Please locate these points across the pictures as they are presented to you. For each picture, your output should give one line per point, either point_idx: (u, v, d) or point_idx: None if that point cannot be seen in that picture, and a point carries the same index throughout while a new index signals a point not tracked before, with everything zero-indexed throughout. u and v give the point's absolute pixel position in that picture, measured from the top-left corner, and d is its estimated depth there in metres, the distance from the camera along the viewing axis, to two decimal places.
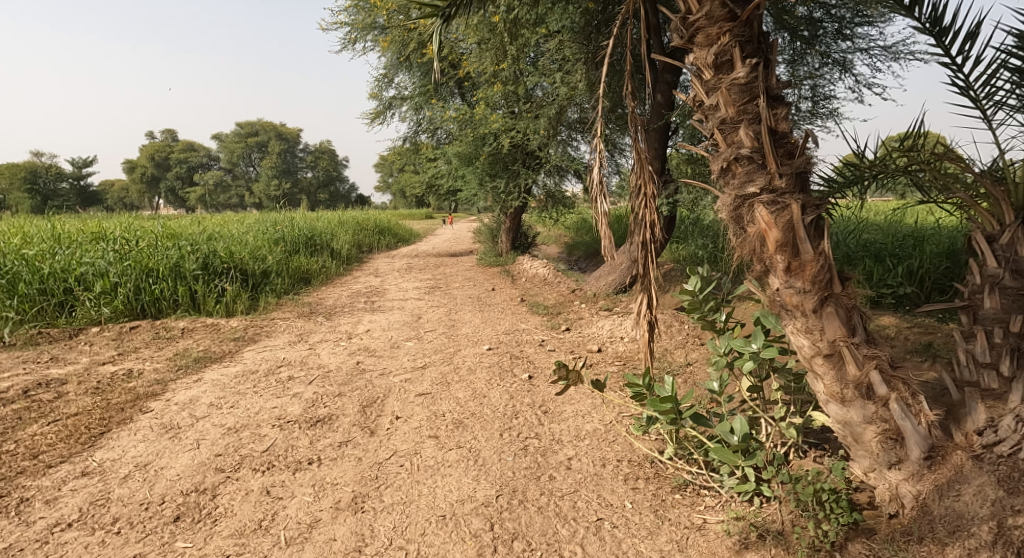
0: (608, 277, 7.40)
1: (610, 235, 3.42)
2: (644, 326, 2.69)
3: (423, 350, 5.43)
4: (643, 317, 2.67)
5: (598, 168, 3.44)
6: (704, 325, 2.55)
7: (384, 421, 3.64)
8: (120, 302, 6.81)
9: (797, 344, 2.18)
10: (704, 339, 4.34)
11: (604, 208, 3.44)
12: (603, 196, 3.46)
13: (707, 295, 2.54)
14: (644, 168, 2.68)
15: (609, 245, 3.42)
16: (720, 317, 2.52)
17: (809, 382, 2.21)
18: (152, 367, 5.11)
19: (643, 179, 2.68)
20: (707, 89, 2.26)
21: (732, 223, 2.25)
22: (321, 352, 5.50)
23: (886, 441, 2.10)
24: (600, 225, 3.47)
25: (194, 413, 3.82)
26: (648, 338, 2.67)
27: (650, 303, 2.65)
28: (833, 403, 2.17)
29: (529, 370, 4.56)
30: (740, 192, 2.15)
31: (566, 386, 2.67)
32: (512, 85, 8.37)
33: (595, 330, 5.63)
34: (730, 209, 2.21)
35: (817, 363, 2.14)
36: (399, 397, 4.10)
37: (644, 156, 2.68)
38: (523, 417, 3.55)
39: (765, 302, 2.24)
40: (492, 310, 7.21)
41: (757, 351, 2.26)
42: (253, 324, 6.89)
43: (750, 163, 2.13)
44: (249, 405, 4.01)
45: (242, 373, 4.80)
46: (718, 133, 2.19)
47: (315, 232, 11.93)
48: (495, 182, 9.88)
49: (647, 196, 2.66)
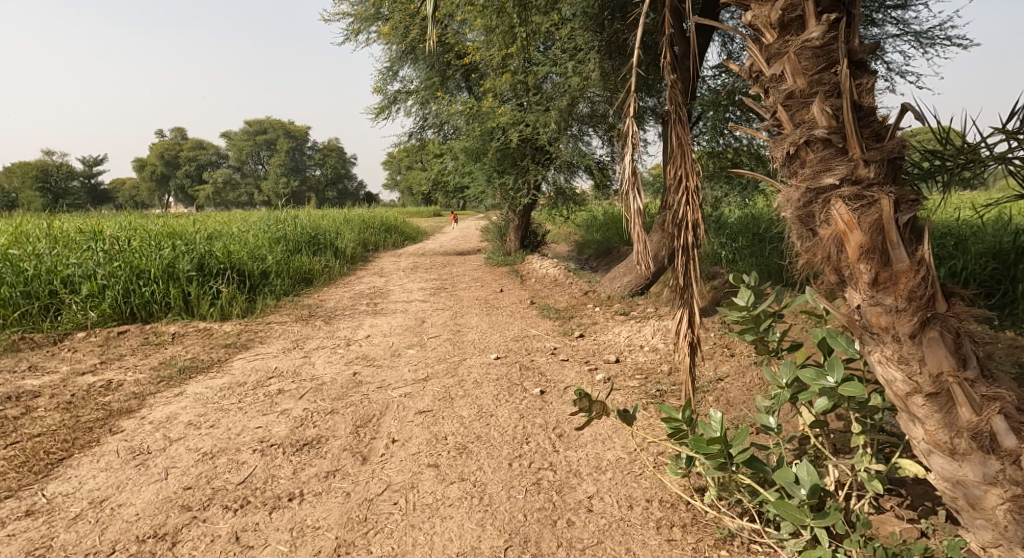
0: (622, 278, 6.98)
1: (642, 236, 2.96)
2: (685, 349, 2.24)
3: (425, 358, 5.03)
4: (683, 337, 2.22)
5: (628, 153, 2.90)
6: (757, 348, 2.11)
7: (378, 446, 3.24)
8: (107, 305, 6.45)
9: (886, 379, 1.80)
10: (733, 349, 3.92)
11: (636, 204, 2.95)
12: (636, 189, 2.96)
13: (761, 312, 2.09)
14: (687, 160, 2.22)
15: (641, 248, 2.96)
16: (775, 337, 2.08)
17: (903, 426, 1.81)
18: (135, 378, 4.74)
19: (685, 173, 2.21)
20: (768, 56, 1.89)
21: (794, 225, 1.88)
22: (316, 361, 5.10)
23: (1017, 511, 1.67)
24: (631, 224, 3.00)
25: (168, 435, 3.43)
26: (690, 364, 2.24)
27: (692, 322, 2.21)
28: (936, 454, 1.76)
29: (540, 384, 4.15)
30: (814, 183, 1.77)
31: (588, 419, 2.20)
32: (521, 75, 8.00)
33: (611, 338, 5.21)
34: (798, 206, 1.82)
35: (917, 404, 1.75)
36: (397, 416, 3.69)
37: (686, 145, 2.21)
38: (535, 442, 3.15)
39: (839, 321, 1.85)
40: (501, 314, 6.80)
41: (833, 386, 1.76)
42: (248, 328, 6.52)
43: (827, 146, 1.75)
44: (230, 424, 3.62)
45: (229, 385, 4.41)
46: (784, 110, 1.81)
47: (318, 230, 11.54)
48: (503, 178, 9.45)
49: (690, 195, 2.20)
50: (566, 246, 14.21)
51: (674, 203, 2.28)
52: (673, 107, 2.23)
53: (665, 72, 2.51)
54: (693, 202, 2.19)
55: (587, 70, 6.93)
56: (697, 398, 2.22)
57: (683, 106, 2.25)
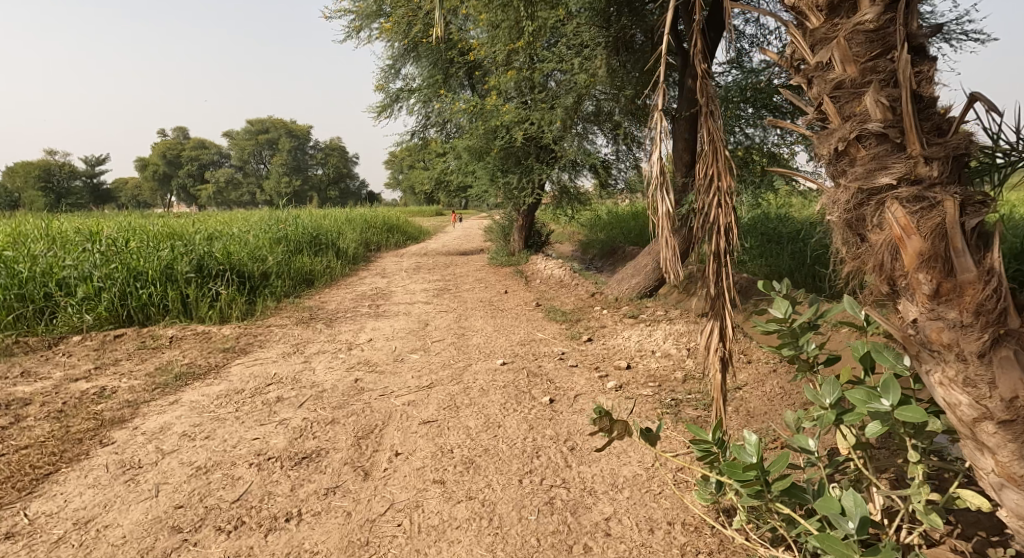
0: (630, 280, 6.82)
1: (674, 245, 2.32)
2: (717, 364, 2.08)
3: (429, 363, 4.87)
4: (715, 352, 2.07)
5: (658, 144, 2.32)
6: (797, 364, 1.97)
7: (381, 459, 3.09)
8: (103, 309, 6.30)
9: (950, 403, 1.73)
10: (751, 356, 3.78)
11: (665, 206, 2.31)
12: (665, 188, 2.32)
13: (801, 325, 1.95)
14: (718, 156, 2.03)
15: (672, 258, 2.33)
16: (815, 352, 1.94)
17: (972, 456, 1.74)
18: (129, 384, 4.58)
19: (717, 173, 2.03)
20: (813, 42, 1.89)
21: (842, 228, 1.88)
22: (317, 367, 4.94)
23: None
24: (659, 230, 2.37)
25: (161, 447, 3.28)
26: (721, 379, 2.09)
27: (724, 334, 2.06)
28: (1010, 488, 1.69)
29: (549, 392, 4.00)
30: (868, 182, 1.74)
31: (609, 440, 2.04)
32: (526, 72, 7.83)
33: (621, 342, 5.07)
34: (849, 209, 1.81)
35: (987, 431, 1.67)
36: (400, 426, 3.53)
37: (720, 140, 2.02)
38: (547, 456, 3.00)
39: (895, 336, 1.81)
40: (505, 316, 6.63)
41: (888, 409, 1.61)
42: (247, 331, 6.37)
43: (882, 140, 1.73)
44: (226, 435, 3.46)
45: (226, 393, 4.25)
46: (832, 101, 1.81)
47: (320, 230, 11.37)
48: (507, 177, 9.25)
49: (721, 195, 2.02)
50: (570, 246, 14.01)
51: (704, 205, 2.11)
52: (704, 101, 2.06)
53: (696, 59, 2.25)
54: (724, 203, 2.02)
55: (594, 67, 6.77)
56: (727, 418, 2.07)
57: (714, 99, 2.08)
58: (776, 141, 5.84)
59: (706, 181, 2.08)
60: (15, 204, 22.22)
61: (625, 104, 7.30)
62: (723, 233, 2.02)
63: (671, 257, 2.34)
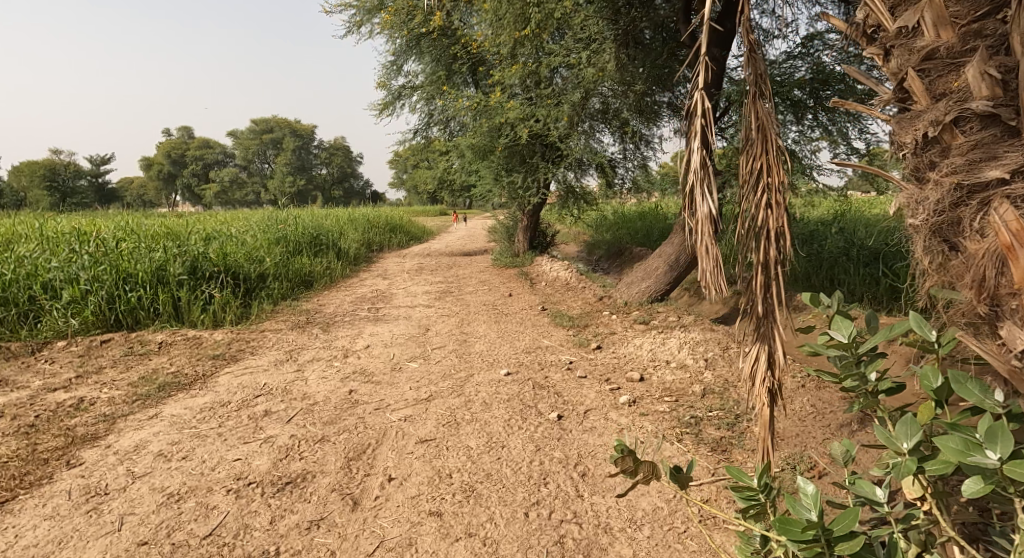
0: (641, 283, 6.52)
1: (716, 254, 2.01)
2: (765, 397, 1.80)
3: (429, 373, 4.58)
4: (763, 383, 1.79)
5: (698, 137, 1.97)
6: (862, 398, 1.70)
7: (372, 486, 2.82)
8: (90, 312, 6.01)
9: None
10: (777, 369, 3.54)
11: (706, 207, 2.00)
12: (707, 186, 2.01)
13: (867, 352, 1.68)
14: (769, 141, 1.75)
15: (712, 269, 2.02)
16: (883, 383, 1.67)
17: None
18: (109, 395, 4.29)
19: (766, 164, 1.74)
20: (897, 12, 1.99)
21: (928, 234, 1.95)
22: (310, 377, 4.63)
23: None
24: (697, 236, 2.06)
25: (133, 469, 3.00)
26: (769, 406, 1.81)
27: (773, 362, 1.79)
28: None
29: (557, 406, 3.70)
30: (970, 172, 1.81)
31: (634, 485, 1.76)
32: (531, 66, 7.54)
33: (632, 350, 4.76)
34: (948, 205, 1.87)
35: None
36: (395, 446, 3.23)
37: (771, 126, 1.74)
38: (555, 484, 2.73)
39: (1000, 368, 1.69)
40: (510, 322, 6.31)
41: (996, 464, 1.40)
42: (240, 337, 6.08)
43: (987, 122, 1.80)
44: (206, 455, 3.18)
45: (211, 406, 3.96)
46: (921, 80, 1.91)
47: (320, 230, 11.07)
48: (512, 176, 8.96)
49: (770, 187, 1.74)
50: (576, 246, 13.71)
51: (748, 205, 1.80)
52: (753, 78, 1.77)
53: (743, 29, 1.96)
54: (775, 197, 1.73)
55: (603, 61, 6.50)
56: (774, 452, 1.81)
57: (766, 77, 1.79)
58: (798, 138, 5.52)
59: (751, 171, 1.79)
60: (19, 205, 22.05)
61: (635, 101, 7.01)
62: (776, 233, 1.73)
63: (714, 267, 2.01)
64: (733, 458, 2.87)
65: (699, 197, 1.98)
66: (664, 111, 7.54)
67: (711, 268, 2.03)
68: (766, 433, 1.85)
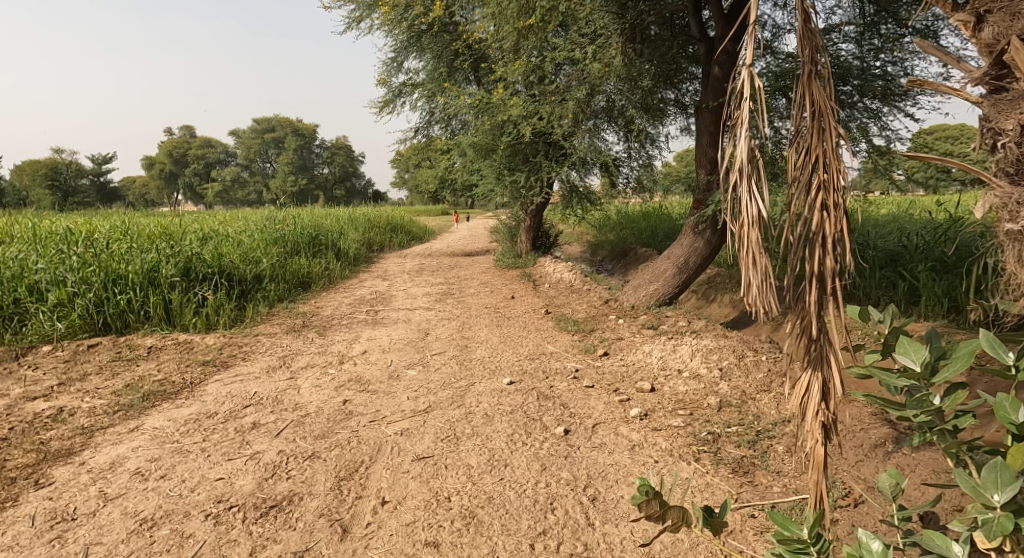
0: (648, 286, 6.28)
1: (762, 261, 1.77)
2: (819, 433, 1.60)
3: (428, 381, 4.36)
4: (817, 416, 1.59)
5: (744, 121, 1.74)
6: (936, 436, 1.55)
7: (364, 510, 2.61)
8: (77, 316, 5.78)
9: None
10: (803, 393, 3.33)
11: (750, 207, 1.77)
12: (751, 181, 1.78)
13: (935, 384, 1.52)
14: (827, 131, 1.55)
15: (759, 280, 1.79)
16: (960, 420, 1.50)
17: None
18: (90, 405, 4.04)
19: (822, 158, 1.55)
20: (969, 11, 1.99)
21: None
22: (303, 386, 4.40)
23: None
24: (739, 241, 1.82)
25: (105, 491, 2.78)
26: (823, 442, 1.60)
27: (828, 393, 1.59)
28: None
29: (563, 420, 3.47)
30: None
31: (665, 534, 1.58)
32: (535, 61, 7.30)
33: (641, 358, 4.52)
34: None
35: None
36: (390, 464, 3.01)
37: (829, 110, 1.54)
38: (562, 510, 2.54)
39: None
40: (512, 326, 6.07)
41: None
42: (233, 341, 5.86)
43: None
44: (186, 473, 2.96)
45: (195, 418, 3.73)
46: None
47: (319, 230, 10.83)
48: (515, 175, 8.73)
49: (823, 184, 1.55)
50: (579, 246, 13.48)
51: (800, 204, 1.60)
52: (807, 55, 1.57)
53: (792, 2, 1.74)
54: (831, 196, 1.54)
55: (609, 56, 6.26)
56: (829, 496, 1.59)
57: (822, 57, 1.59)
58: None
59: (803, 165, 1.59)
60: (19, 203, 21.83)
61: (642, 96, 6.77)
62: (834, 238, 1.54)
63: (758, 275, 1.78)
64: (757, 481, 2.63)
65: (743, 191, 1.76)
66: (671, 108, 7.32)
67: (754, 274, 1.80)
68: (818, 474, 1.63)
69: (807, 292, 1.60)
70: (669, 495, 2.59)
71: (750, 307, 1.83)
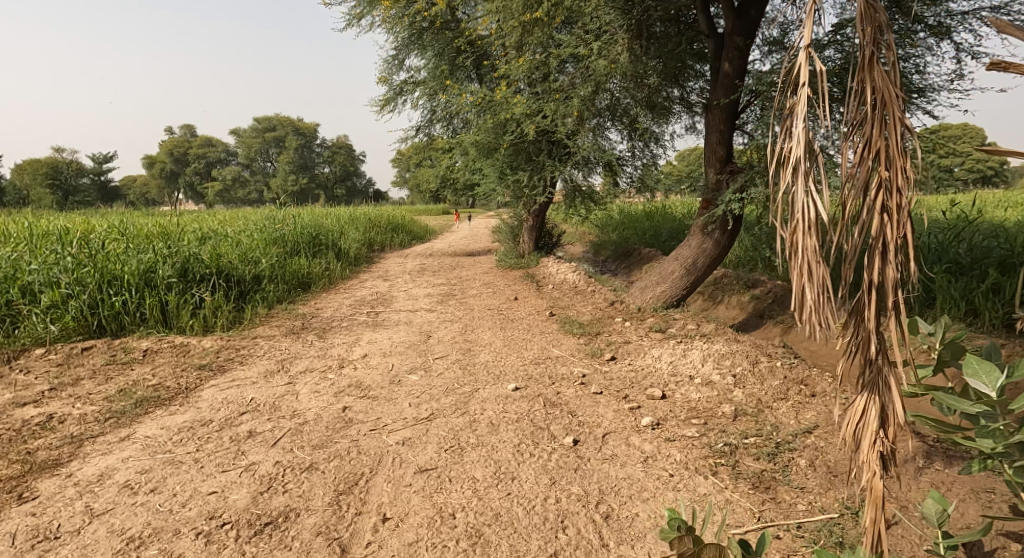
0: (655, 288, 6.14)
1: (817, 269, 1.67)
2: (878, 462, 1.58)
3: (430, 387, 4.21)
4: (878, 445, 1.58)
5: (801, 110, 1.65)
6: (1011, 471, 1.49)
7: (364, 529, 2.49)
8: (70, 318, 5.64)
9: None
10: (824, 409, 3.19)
11: (806, 205, 1.66)
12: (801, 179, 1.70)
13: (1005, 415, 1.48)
14: (891, 126, 1.54)
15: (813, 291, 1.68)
16: None
17: None
18: (81, 411, 3.90)
19: (885, 154, 1.54)
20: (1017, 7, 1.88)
21: None
22: (301, 391, 4.25)
23: None
24: (789, 247, 1.72)
25: (93, 506, 2.65)
26: (881, 473, 1.58)
27: (887, 420, 1.59)
28: None
29: (571, 429, 3.33)
30: None
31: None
32: (539, 59, 7.16)
33: (650, 362, 4.37)
34: None
35: None
36: (391, 477, 2.86)
37: (894, 103, 1.54)
38: (573, 530, 2.41)
39: None
40: (516, 328, 5.92)
41: None
42: (230, 344, 5.72)
43: None
44: (178, 486, 2.82)
45: (189, 426, 3.59)
46: None
47: (319, 230, 10.69)
48: (517, 175, 8.59)
49: (885, 182, 1.55)
50: (582, 246, 13.34)
51: (867, 202, 1.58)
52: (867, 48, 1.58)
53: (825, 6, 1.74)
54: (894, 197, 1.54)
55: (615, 53, 6.11)
56: (887, 532, 1.56)
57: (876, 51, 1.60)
58: None
59: (862, 163, 1.58)
60: (18, 202, 21.66)
61: (648, 94, 6.62)
62: (898, 240, 1.53)
63: (815, 288, 1.68)
64: (779, 497, 2.50)
65: (799, 189, 1.67)
66: (676, 107, 7.19)
67: (809, 285, 1.69)
68: (876, 509, 1.60)
69: (866, 307, 1.61)
70: (686, 512, 2.46)
71: (803, 323, 1.74)
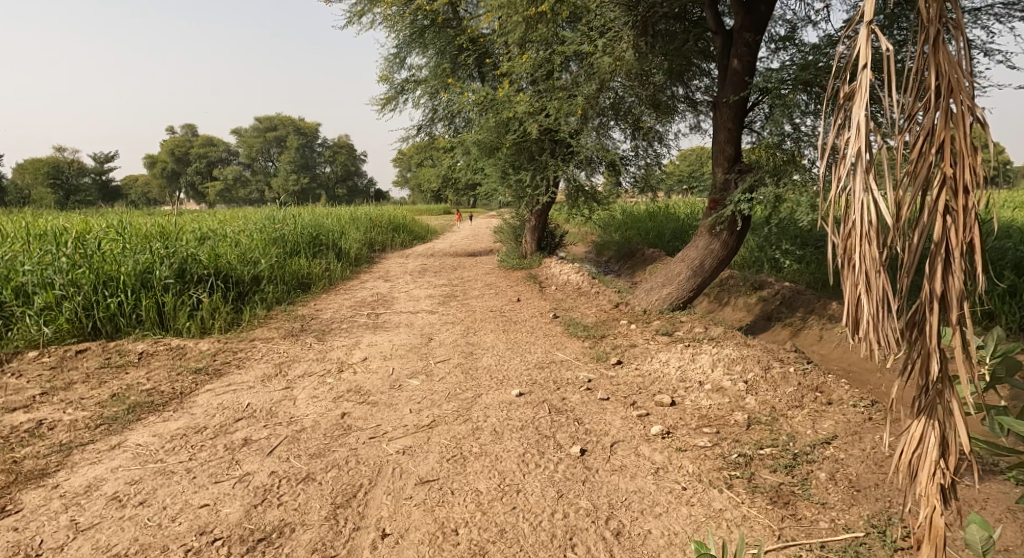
0: (661, 290, 6.01)
1: (876, 276, 1.59)
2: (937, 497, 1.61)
3: (431, 392, 4.09)
4: (938, 481, 1.61)
5: (861, 100, 1.56)
6: None
7: (362, 545, 2.37)
8: (64, 320, 5.52)
9: None
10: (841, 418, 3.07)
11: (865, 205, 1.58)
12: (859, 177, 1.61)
13: None
14: (957, 117, 1.49)
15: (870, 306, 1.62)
16: None
17: None
18: (72, 417, 3.78)
19: (951, 148, 1.48)
20: None
21: None
22: (299, 397, 4.13)
23: None
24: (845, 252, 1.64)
25: (78, 520, 2.54)
26: (942, 510, 1.60)
27: (946, 453, 1.60)
28: None
29: (578, 437, 3.20)
30: None
31: None
32: (542, 57, 7.04)
33: (657, 367, 4.24)
34: None
35: None
36: (391, 489, 2.74)
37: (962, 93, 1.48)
38: (581, 547, 2.30)
39: None
40: (519, 331, 5.80)
41: None
42: (228, 346, 5.60)
43: None
44: (168, 499, 2.69)
45: (182, 434, 3.46)
46: None
47: (320, 230, 10.57)
48: (519, 174, 8.46)
49: (950, 181, 1.49)
50: (585, 246, 13.23)
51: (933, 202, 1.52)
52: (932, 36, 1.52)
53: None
54: (959, 197, 1.48)
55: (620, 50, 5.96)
56: None
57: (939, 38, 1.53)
58: None
59: (924, 158, 1.53)
60: (19, 201, 21.55)
61: (653, 93, 6.49)
62: (963, 245, 1.48)
63: (873, 301, 1.60)
64: (800, 514, 2.39)
65: (857, 187, 1.58)
66: (681, 105, 7.07)
67: (865, 298, 1.61)
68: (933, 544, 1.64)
69: (926, 323, 1.57)
70: (700, 531, 2.34)
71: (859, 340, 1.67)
